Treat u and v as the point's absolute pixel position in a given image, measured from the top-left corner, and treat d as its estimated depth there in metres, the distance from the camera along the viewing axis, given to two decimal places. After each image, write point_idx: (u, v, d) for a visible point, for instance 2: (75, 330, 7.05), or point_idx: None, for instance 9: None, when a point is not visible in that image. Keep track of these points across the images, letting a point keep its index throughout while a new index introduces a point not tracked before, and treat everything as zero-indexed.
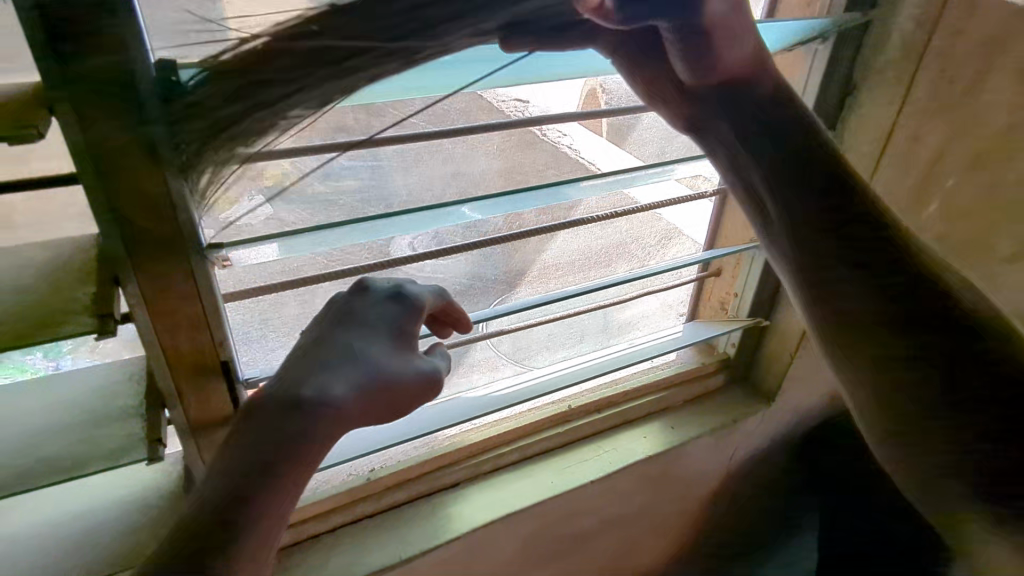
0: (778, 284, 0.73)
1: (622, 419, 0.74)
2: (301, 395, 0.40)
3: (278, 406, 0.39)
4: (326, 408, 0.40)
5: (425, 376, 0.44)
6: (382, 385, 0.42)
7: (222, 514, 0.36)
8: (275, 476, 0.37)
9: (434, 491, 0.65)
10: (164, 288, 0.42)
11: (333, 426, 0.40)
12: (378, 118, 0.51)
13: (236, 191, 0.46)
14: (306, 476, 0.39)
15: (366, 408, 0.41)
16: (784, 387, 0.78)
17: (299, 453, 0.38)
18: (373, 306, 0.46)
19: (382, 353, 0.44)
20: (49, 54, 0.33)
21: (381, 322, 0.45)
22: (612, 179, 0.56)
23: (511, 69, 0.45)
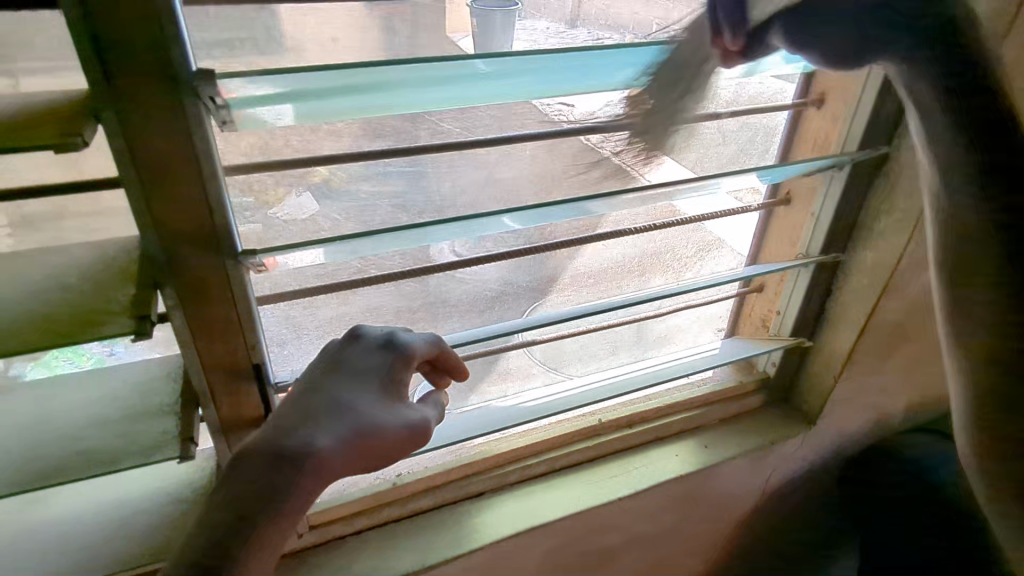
0: (823, 302, 0.70)
1: (654, 435, 0.73)
2: (285, 443, 0.40)
3: (261, 452, 0.40)
4: (309, 457, 0.40)
5: (411, 428, 0.45)
6: (367, 435, 0.43)
7: (203, 566, 0.35)
8: (258, 521, 0.38)
9: (459, 500, 0.65)
10: (201, 292, 0.43)
11: (316, 474, 0.40)
12: (417, 126, 0.52)
13: (285, 187, 0.51)
14: (289, 523, 0.39)
15: (349, 459, 0.42)
16: (826, 411, 0.75)
17: (283, 497, 0.39)
18: (362, 356, 0.47)
19: (368, 404, 0.44)
20: (96, 64, 0.34)
21: (368, 373, 0.46)
22: (651, 192, 0.55)
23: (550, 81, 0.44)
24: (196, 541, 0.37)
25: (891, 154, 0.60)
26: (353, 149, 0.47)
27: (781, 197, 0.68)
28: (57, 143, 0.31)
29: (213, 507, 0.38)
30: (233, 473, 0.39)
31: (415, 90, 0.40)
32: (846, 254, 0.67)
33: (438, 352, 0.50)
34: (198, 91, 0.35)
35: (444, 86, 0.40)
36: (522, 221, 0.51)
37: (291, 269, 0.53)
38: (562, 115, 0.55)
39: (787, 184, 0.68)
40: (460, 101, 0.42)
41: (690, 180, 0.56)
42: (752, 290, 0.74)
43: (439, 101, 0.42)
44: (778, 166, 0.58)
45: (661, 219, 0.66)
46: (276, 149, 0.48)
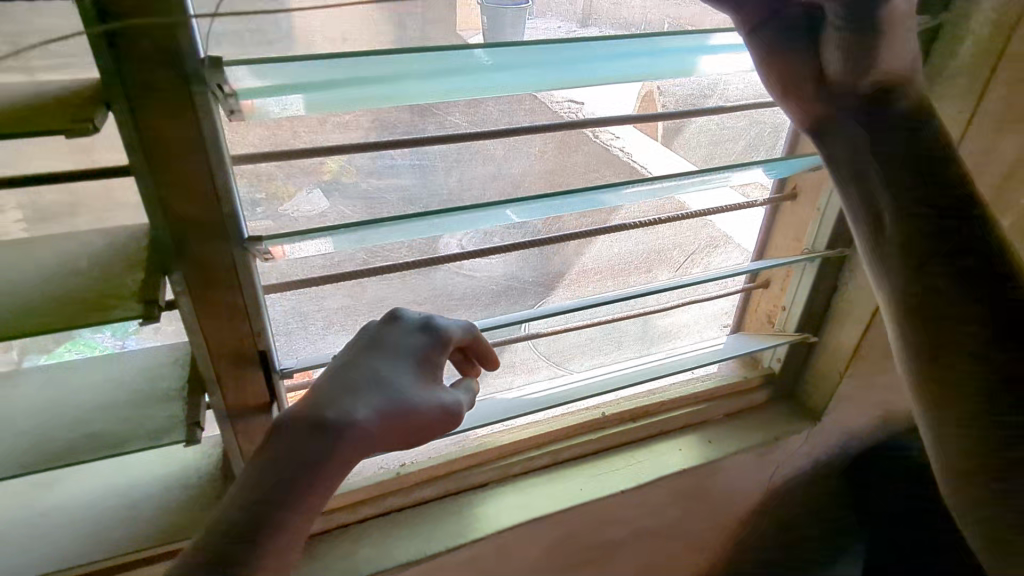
0: (829, 298, 0.70)
1: (658, 429, 0.73)
2: (327, 411, 0.42)
3: (305, 419, 0.41)
4: (352, 428, 0.41)
5: (446, 408, 0.46)
6: (404, 411, 0.44)
7: (253, 521, 0.38)
8: (301, 489, 0.39)
9: (462, 491, 0.65)
10: (208, 279, 0.44)
11: (358, 445, 0.41)
12: (423, 118, 0.52)
13: (295, 183, 0.52)
14: (329, 490, 0.41)
15: (386, 434, 0.43)
16: (831, 407, 0.75)
17: (325, 467, 0.40)
18: (401, 335, 0.48)
19: (407, 382, 0.45)
20: (106, 53, 0.34)
21: (407, 351, 0.47)
22: (654, 185, 0.55)
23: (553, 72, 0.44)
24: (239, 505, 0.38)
25: None
26: (359, 140, 0.47)
27: (787, 191, 0.68)
28: (69, 129, 0.32)
29: (256, 472, 0.39)
30: (277, 438, 0.41)
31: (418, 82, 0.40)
32: (852, 249, 0.66)
33: (471, 340, 0.50)
34: (206, 80, 0.36)
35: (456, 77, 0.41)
36: (526, 212, 0.52)
37: (298, 259, 0.54)
38: (571, 112, 0.58)
39: (794, 179, 0.68)
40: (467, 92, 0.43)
41: (694, 173, 0.56)
42: (757, 286, 0.73)
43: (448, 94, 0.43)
44: (784, 160, 0.58)
45: (667, 213, 0.66)
46: (283, 139, 0.48)
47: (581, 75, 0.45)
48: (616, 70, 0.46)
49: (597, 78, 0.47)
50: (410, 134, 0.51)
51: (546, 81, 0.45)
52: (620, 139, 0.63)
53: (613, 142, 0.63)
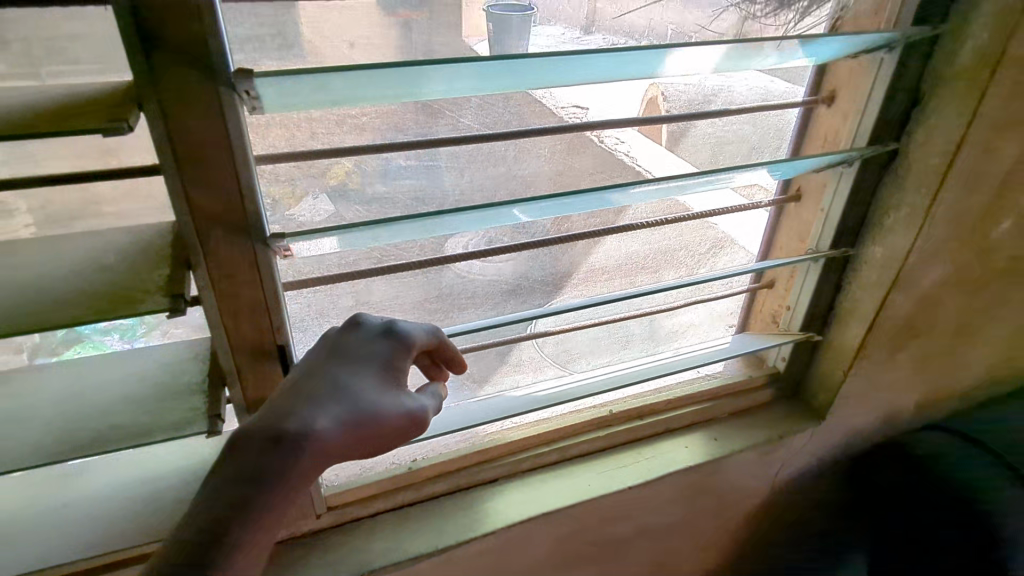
0: (833, 298, 0.71)
1: (664, 426, 0.74)
2: (284, 422, 0.43)
3: (261, 432, 0.42)
4: (309, 438, 0.42)
5: (410, 412, 0.47)
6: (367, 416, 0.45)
7: (207, 537, 0.38)
8: (258, 502, 0.40)
9: (472, 486, 0.66)
10: (230, 275, 0.45)
11: (316, 455, 0.42)
12: (436, 119, 0.54)
13: (303, 188, 0.53)
14: (285, 504, 0.41)
15: (346, 442, 0.44)
16: (835, 406, 0.76)
17: (281, 479, 0.41)
18: (364, 341, 0.49)
19: (368, 388, 0.46)
20: (139, 56, 0.36)
21: (369, 357, 0.48)
22: (663, 185, 0.56)
23: (567, 71, 0.45)
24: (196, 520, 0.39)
25: (899, 149, 0.61)
26: (375, 143, 0.49)
27: (791, 193, 0.69)
28: (106, 128, 0.34)
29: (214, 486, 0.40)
30: (235, 452, 0.42)
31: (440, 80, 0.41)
32: (855, 249, 0.67)
33: (438, 343, 0.52)
34: (234, 85, 0.38)
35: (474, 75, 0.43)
36: (537, 211, 0.53)
37: (313, 258, 0.55)
38: (576, 116, 0.59)
39: (797, 181, 0.69)
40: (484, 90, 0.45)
41: (701, 174, 0.57)
42: (762, 285, 0.75)
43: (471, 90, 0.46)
44: (789, 161, 0.59)
45: (673, 214, 0.67)
46: (301, 141, 0.50)
47: (594, 74, 0.47)
48: (626, 68, 0.47)
49: (610, 76, 0.49)
50: (424, 135, 0.52)
51: (561, 78, 0.47)
52: (623, 144, 0.64)
53: (618, 147, 0.64)
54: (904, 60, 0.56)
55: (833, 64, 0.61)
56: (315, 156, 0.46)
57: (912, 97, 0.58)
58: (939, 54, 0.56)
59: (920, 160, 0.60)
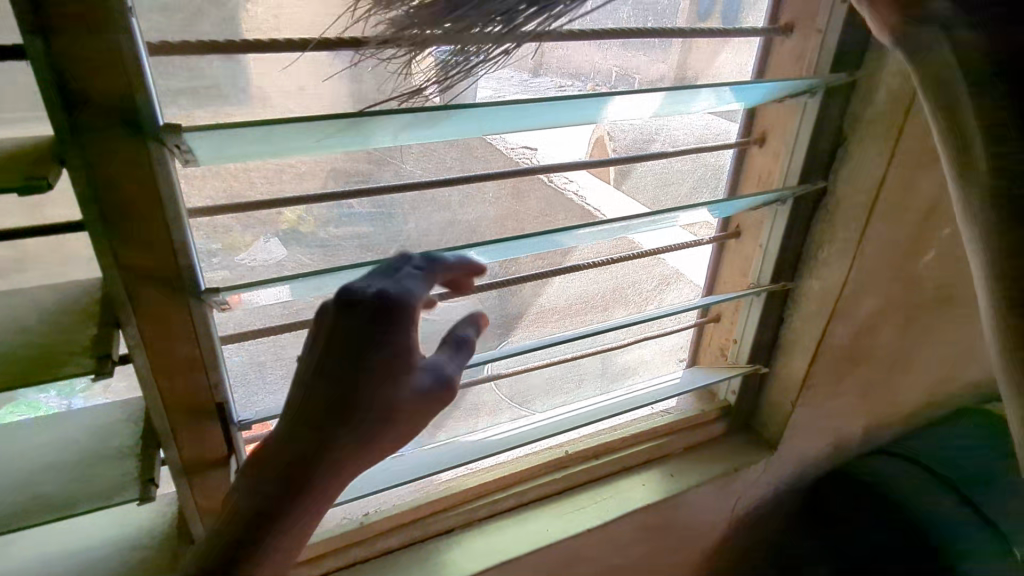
0: (777, 329, 0.73)
1: (621, 465, 0.73)
2: (299, 398, 0.39)
3: (278, 417, 0.39)
4: (322, 438, 0.37)
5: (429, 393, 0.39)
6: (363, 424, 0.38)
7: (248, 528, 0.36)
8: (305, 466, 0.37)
9: (427, 538, 0.64)
10: (164, 330, 0.44)
11: (328, 458, 0.37)
12: (377, 168, 0.54)
13: (251, 234, 0.52)
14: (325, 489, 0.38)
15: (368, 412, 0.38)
16: (786, 436, 0.77)
17: (298, 482, 0.37)
18: (360, 316, 0.39)
19: (376, 376, 0.38)
20: (61, 111, 0.35)
21: (372, 330, 0.39)
22: (608, 227, 0.57)
23: (500, 120, 0.46)
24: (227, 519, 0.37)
25: (828, 188, 0.64)
26: (316, 193, 0.48)
27: (730, 230, 0.71)
28: (26, 186, 0.32)
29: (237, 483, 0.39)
30: (254, 453, 0.39)
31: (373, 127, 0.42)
32: (795, 282, 0.70)
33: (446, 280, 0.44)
34: (163, 139, 0.37)
35: (413, 124, 0.43)
36: (483, 255, 0.53)
37: (253, 309, 0.54)
38: (525, 158, 0.60)
39: (736, 218, 0.71)
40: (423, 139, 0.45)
41: (643, 215, 0.58)
42: (710, 320, 0.76)
43: (409, 140, 0.46)
44: (728, 200, 0.61)
45: (619, 253, 0.68)
46: (239, 192, 0.49)
47: (529, 120, 0.48)
48: (562, 115, 0.49)
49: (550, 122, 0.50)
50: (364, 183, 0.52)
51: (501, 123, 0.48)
52: (573, 183, 0.65)
53: (568, 186, 0.65)
54: (826, 104, 0.59)
55: (762, 107, 0.64)
56: (252, 207, 0.45)
57: (836, 138, 0.61)
58: (857, 97, 0.59)
59: (848, 196, 0.63)
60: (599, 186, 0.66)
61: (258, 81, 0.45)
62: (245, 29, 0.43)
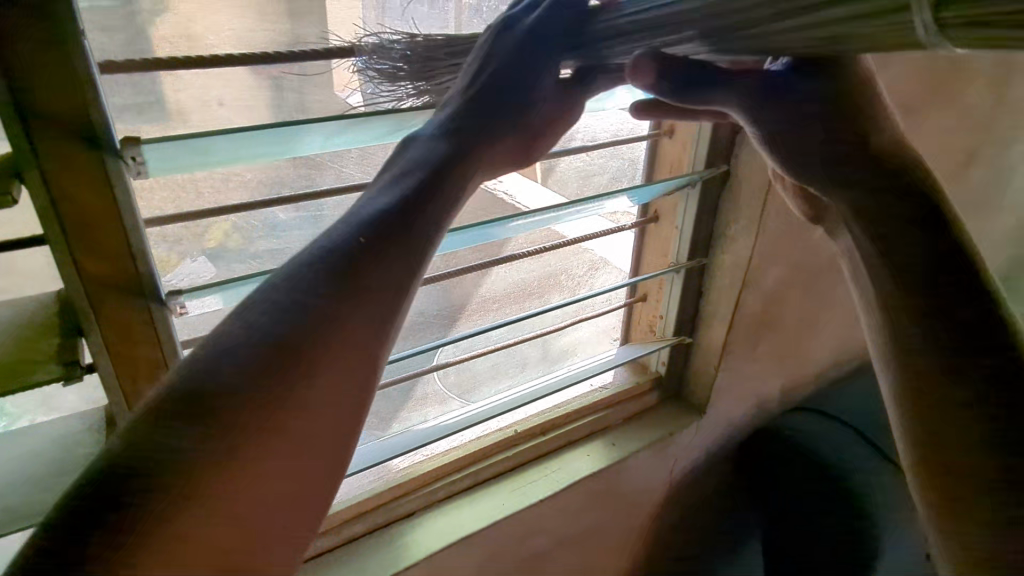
0: (697, 303, 0.80)
1: (567, 439, 0.79)
2: (359, 257, 0.37)
3: (334, 267, 0.36)
4: (329, 332, 0.34)
5: (559, 115, 0.51)
6: (400, 278, 0.38)
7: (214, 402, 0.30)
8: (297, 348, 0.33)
9: (389, 524, 0.67)
10: (126, 336, 0.45)
11: (335, 373, 0.34)
12: (319, 174, 0.57)
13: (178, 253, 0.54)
14: (306, 389, 0.33)
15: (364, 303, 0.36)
16: (712, 400, 0.85)
17: (323, 367, 0.34)
18: (537, 43, 0.49)
19: (395, 276, 0.38)
20: (20, 130, 0.37)
21: (530, 73, 0.49)
22: (537, 218, 0.63)
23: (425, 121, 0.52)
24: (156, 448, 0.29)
25: (730, 172, 0.71)
26: (261, 198, 0.51)
27: (649, 216, 0.78)
28: None
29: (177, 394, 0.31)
30: (289, 312, 0.34)
31: (314, 134, 0.45)
32: (708, 258, 0.77)
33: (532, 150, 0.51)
34: (121, 153, 0.39)
35: (348, 128, 0.47)
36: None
37: (206, 315, 0.56)
38: None
39: (653, 204, 0.78)
40: (358, 143, 0.49)
41: (569, 204, 0.64)
42: (637, 299, 0.83)
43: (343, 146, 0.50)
44: (644, 187, 0.67)
45: (550, 242, 0.73)
46: (187, 202, 0.51)
47: None
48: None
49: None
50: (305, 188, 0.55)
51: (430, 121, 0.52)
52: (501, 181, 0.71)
53: (495, 184, 0.70)
54: None
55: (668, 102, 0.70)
56: (201, 215, 0.47)
57: (734, 126, 0.69)
58: None
59: (748, 178, 0.70)
60: (524, 181, 0.72)
61: (198, 95, 0.48)
62: (186, 47, 0.46)
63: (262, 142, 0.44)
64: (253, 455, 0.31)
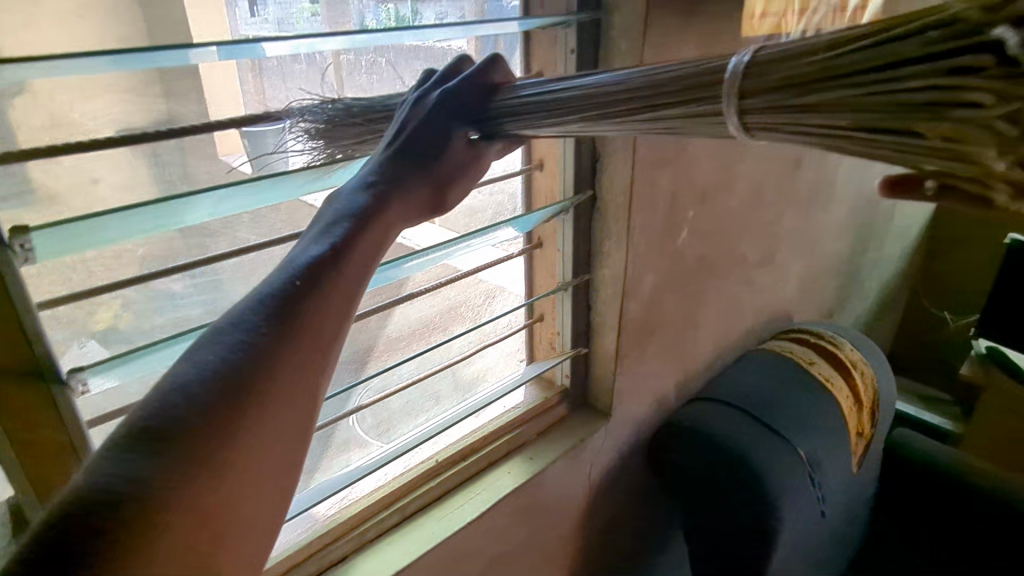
0: (587, 315, 0.88)
1: (487, 461, 0.83)
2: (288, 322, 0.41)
3: (274, 313, 0.41)
4: (267, 396, 0.38)
5: (464, 169, 0.55)
6: (335, 326, 0.43)
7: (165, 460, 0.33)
8: (238, 413, 0.37)
9: (322, 571, 0.68)
10: (29, 420, 0.46)
11: (271, 439, 0.38)
12: (213, 240, 0.60)
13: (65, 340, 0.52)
14: (244, 453, 0.36)
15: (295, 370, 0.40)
16: (615, 403, 0.92)
17: (261, 433, 0.37)
18: (443, 115, 0.53)
19: (321, 343, 0.42)
20: None
21: (439, 141, 0.53)
22: (430, 256, 0.68)
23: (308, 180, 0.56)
24: (114, 482, 0.31)
25: (596, 195, 0.79)
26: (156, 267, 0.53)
27: (534, 242, 0.85)
28: None
29: (137, 427, 0.34)
30: (240, 350, 0.38)
31: (203, 201, 0.48)
32: (591, 273, 0.84)
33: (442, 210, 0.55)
34: (9, 241, 0.41)
35: (237, 191, 0.50)
36: None
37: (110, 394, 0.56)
38: None
39: (536, 231, 0.85)
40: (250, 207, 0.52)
41: (457, 239, 0.70)
42: (534, 320, 0.89)
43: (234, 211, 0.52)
44: (525, 216, 0.74)
45: (445, 277, 0.78)
46: (78, 281, 0.52)
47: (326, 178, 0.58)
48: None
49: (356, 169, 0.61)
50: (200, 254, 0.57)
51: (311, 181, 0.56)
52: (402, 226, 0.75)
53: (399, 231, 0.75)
54: None
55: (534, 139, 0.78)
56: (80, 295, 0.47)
57: (593, 153, 0.77)
58: None
59: (612, 198, 0.78)
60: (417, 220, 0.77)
61: (72, 177, 0.50)
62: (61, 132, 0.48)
63: (150, 214, 0.46)
64: (214, 492, 0.34)
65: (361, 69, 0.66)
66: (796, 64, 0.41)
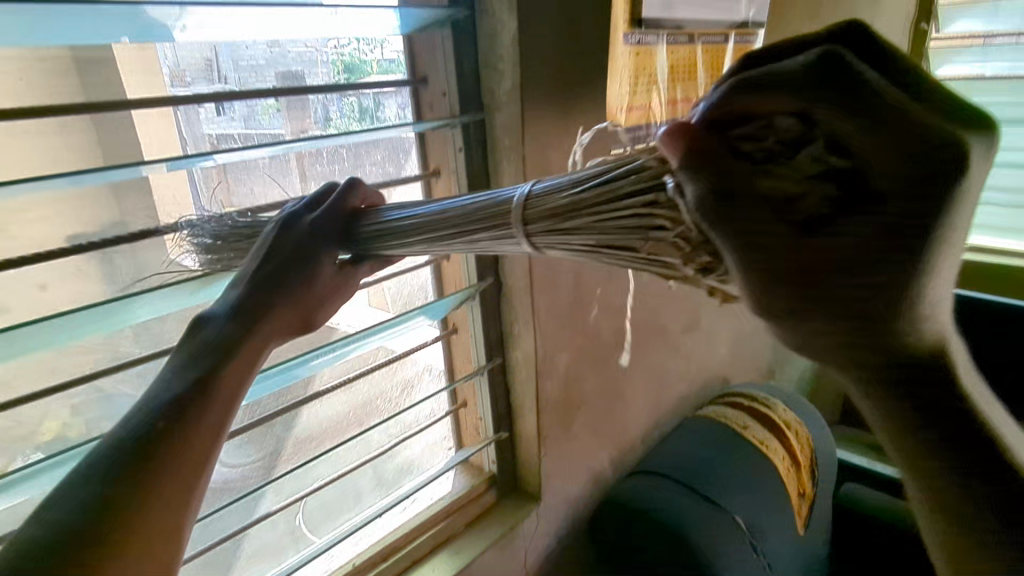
0: (507, 398, 0.88)
1: (410, 558, 0.81)
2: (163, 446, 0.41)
3: (150, 440, 0.41)
4: (141, 525, 0.38)
5: (331, 287, 0.59)
6: (219, 435, 0.44)
7: None
8: (112, 545, 0.36)
9: None
10: None
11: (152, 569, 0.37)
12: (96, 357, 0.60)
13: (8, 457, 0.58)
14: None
15: (173, 493, 0.40)
16: (544, 485, 0.91)
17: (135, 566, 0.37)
18: (314, 236, 0.57)
19: (200, 462, 0.42)
20: None
21: (311, 257, 0.56)
22: (339, 349, 0.68)
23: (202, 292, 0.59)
24: None
25: (500, 281, 0.82)
26: (82, 374, 0.56)
27: (449, 328, 0.85)
28: None
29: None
30: (109, 481, 0.38)
31: (83, 318, 0.50)
32: (504, 357, 0.86)
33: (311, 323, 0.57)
34: None
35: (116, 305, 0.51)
36: None
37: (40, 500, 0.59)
38: None
39: (452, 317, 0.85)
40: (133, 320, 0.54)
41: (363, 330, 0.70)
42: (457, 406, 0.88)
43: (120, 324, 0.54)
44: (433, 303, 0.74)
45: (366, 368, 0.77)
46: None
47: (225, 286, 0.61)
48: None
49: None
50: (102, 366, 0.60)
51: (196, 292, 0.58)
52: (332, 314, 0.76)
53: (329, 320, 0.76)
54: None
55: None
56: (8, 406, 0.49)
57: None
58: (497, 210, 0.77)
59: (515, 283, 0.80)
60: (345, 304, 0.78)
61: (16, 288, 0.54)
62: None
63: (28, 332, 0.47)
64: None
65: (321, 159, 0.70)
66: (555, 199, 0.51)
